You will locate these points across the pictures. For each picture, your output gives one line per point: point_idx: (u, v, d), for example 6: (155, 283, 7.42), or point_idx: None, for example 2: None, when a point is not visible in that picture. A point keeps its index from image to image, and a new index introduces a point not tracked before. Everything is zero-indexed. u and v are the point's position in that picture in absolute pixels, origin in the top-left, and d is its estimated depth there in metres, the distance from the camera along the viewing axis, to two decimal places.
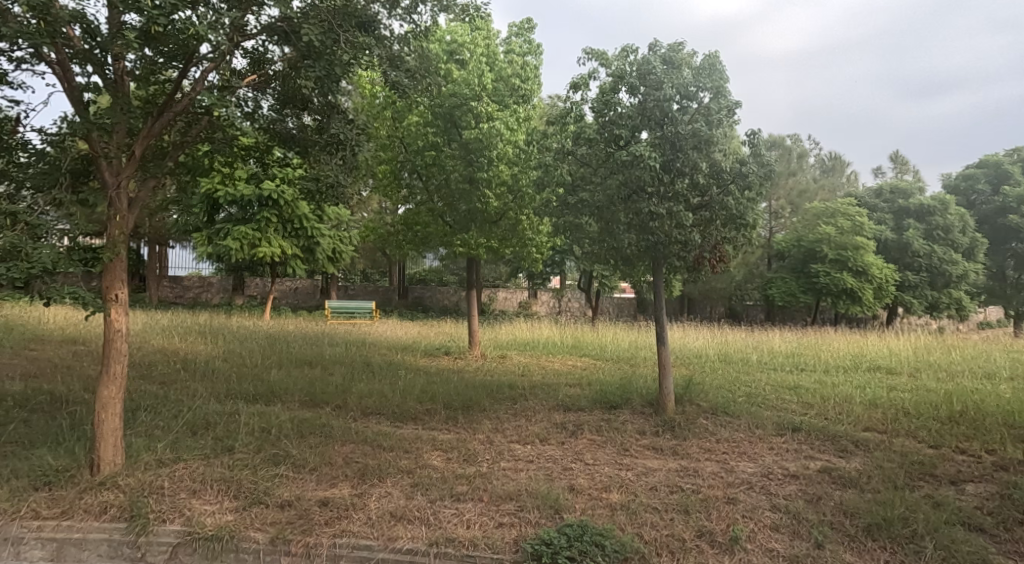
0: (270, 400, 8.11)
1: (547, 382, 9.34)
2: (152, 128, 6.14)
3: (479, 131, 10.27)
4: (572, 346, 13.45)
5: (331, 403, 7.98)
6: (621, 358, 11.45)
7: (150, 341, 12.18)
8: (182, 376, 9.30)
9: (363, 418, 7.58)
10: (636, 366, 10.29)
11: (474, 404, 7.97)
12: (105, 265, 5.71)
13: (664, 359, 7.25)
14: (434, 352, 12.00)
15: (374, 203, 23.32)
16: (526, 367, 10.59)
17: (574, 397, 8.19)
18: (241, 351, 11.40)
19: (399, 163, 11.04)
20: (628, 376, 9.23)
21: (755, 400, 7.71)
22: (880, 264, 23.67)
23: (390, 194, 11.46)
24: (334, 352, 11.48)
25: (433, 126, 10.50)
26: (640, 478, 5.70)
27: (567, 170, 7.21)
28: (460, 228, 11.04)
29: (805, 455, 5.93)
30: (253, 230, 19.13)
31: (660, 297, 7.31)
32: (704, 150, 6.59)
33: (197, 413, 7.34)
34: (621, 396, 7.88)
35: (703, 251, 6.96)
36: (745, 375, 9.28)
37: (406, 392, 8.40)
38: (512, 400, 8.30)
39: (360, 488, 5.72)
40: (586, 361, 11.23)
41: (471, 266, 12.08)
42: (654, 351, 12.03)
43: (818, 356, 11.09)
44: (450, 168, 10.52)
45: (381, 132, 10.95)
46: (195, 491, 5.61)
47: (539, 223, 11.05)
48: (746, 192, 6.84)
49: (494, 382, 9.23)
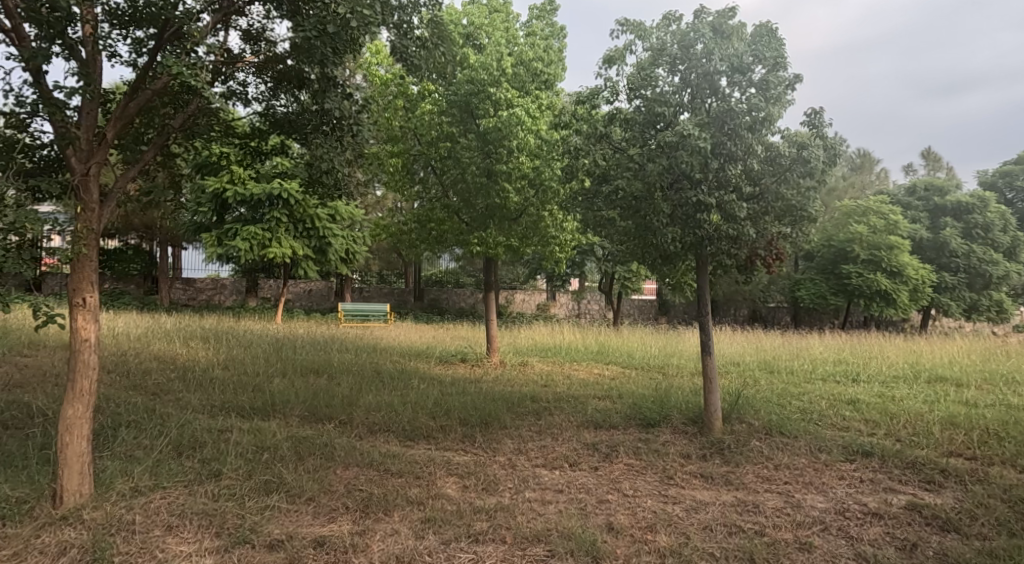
0: (267, 414, 7.35)
1: (573, 394, 8.48)
2: (126, 107, 5.38)
3: (498, 119, 9.40)
4: (597, 352, 12.57)
5: (335, 418, 7.20)
6: (653, 366, 10.57)
7: (150, 346, 11.49)
8: (176, 387, 8.57)
9: (369, 436, 6.80)
10: (672, 377, 9.40)
11: (493, 420, 7.14)
12: (71, 266, 4.97)
13: (710, 371, 6.37)
14: (449, 359, 11.20)
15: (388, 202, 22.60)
16: (549, 376, 9.77)
17: (605, 413, 7.35)
18: (243, 358, 10.66)
19: (412, 156, 10.28)
20: (663, 388, 8.37)
21: (812, 417, 6.80)
22: (916, 265, 22.59)
23: (401, 189, 10.67)
24: (343, 359, 10.74)
25: (448, 115, 9.83)
26: (690, 515, 4.83)
27: (600, 155, 6.36)
28: (477, 226, 10.24)
29: (885, 488, 5.03)
30: (263, 230, 18.51)
31: (706, 300, 6.44)
32: (759, 131, 5.74)
33: (184, 431, 6.59)
34: (658, 412, 7.02)
35: (757, 248, 6.07)
36: (795, 388, 8.35)
37: (417, 406, 7.60)
38: (536, 415, 7.46)
39: (362, 525, 4.91)
40: (613, 370, 10.40)
41: (489, 266, 11.24)
42: (686, 359, 11.17)
43: (867, 364, 10.17)
44: (466, 160, 9.72)
45: (392, 123, 10.25)
46: (171, 526, 4.84)
47: (563, 218, 10.20)
48: (805, 180, 5.97)
49: (515, 393, 8.39)
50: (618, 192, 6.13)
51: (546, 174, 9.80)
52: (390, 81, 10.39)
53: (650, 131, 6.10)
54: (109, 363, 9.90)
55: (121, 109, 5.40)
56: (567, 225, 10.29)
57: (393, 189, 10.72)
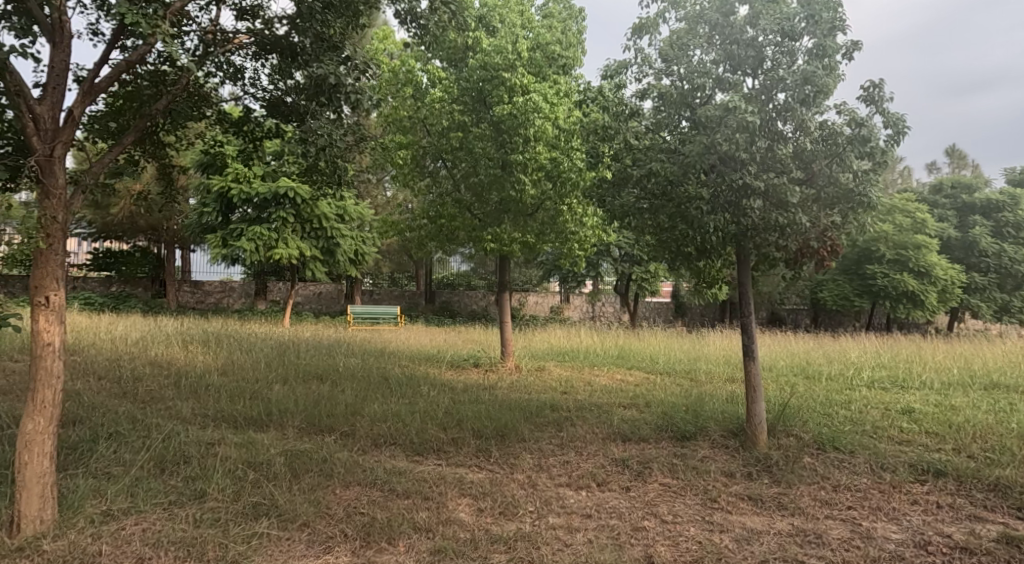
0: (263, 426, 6.73)
1: (596, 403, 7.81)
2: (94, 81, 4.75)
3: (514, 105, 8.77)
4: (618, 356, 11.89)
5: (337, 430, 6.57)
6: (680, 372, 9.87)
7: (147, 351, 10.91)
8: (169, 394, 7.98)
9: (373, 450, 6.18)
10: (702, 384, 8.70)
11: (510, 432, 6.48)
12: (31, 260, 4.36)
13: (753, 378, 5.67)
14: (461, 364, 10.56)
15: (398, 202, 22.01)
16: (568, 383, 9.10)
17: (633, 424, 6.66)
18: (244, 363, 10.06)
19: (421, 148, 9.64)
20: (694, 397, 7.68)
21: (867, 428, 6.10)
22: (945, 264, 21.73)
23: (410, 183, 9.99)
24: (349, 364, 10.12)
25: (460, 103, 9.21)
26: (742, 548, 4.15)
27: (630, 136, 5.71)
28: (491, 222, 9.61)
29: (969, 516, 4.34)
30: (269, 230, 17.98)
31: (748, 299, 5.76)
32: (813, 105, 5.08)
33: (169, 443, 5.97)
34: (693, 424, 6.33)
35: (809, 239, 5.34)
36: (841, 395, 7.62)
37: (426, 415, 6.95)
38: (556, 426, 6.79)
39: (362, 557, 4.28)
40: (637, 375, 9.72)
41: (502, 265, 10.58)
42: (713, 364, 10.47)
43: (912, 368, 9.42)
44: (478, 151, 9.09)
45: (401, 113, 9.64)
46: (142, 558, 4.23)
47: (583, 212, 9.53)
48: (863, 161, 5.28)
49: (532, 401, 7.73)
50: (650, 178, 5.48)
51: (564, 165, 9.15)
52: (398, 67, 9.77)
53: (687, 108, 5.45)
54: (101, 369, 9.34)
55: (89, 83, 4.78)
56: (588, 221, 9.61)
57: (402, 183, 10.08)
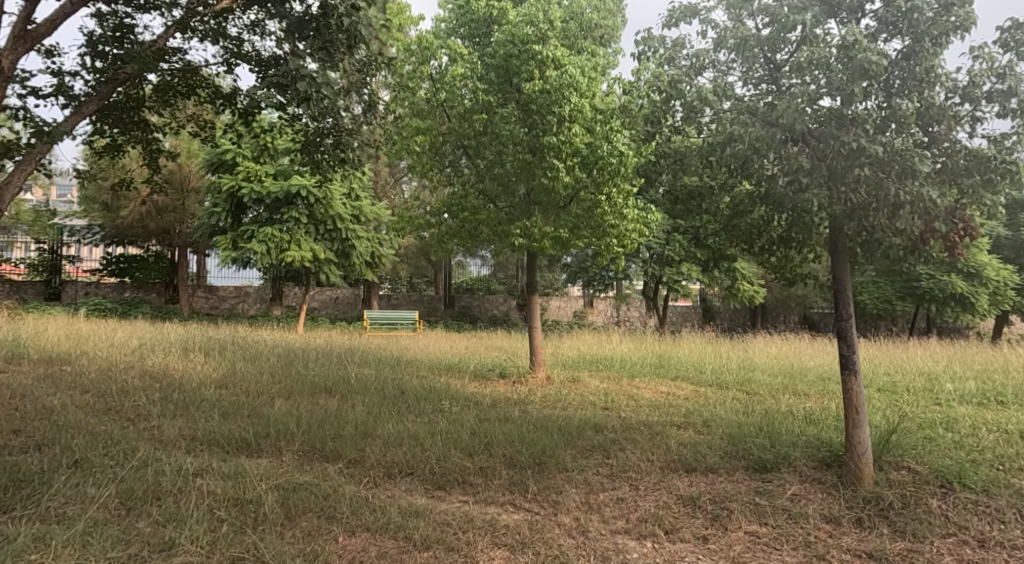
0: (257, 452, 5.73)
1: (646, 422, 6.72)
2: None
3: (546, 81, 7.78)
4: (657, 365, 10.75)
5: (343, 457, 5.56)
6: (732, 384, 8.74)
7: (143, 360, 9.96)
8: (157, 410, 7.02)
9: (385, 482, 5.16)
10: (764, 399, 7.55)
11: (548, 460, 5.42)
12: None
13: (856, 399, 4.55)
14: (485, 374, 9.50)
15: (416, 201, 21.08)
16: (608, 397, 8.04)
17: (697, 451, 5.56)
18: (247, 374, 9.11)
19: (439, 134, 8.63)
20: (761, 416, 6.55)
21: (991, 459, 4.97)
22: (996, 265, 20.26)
23: (428, 174, 8.96)
24: (361, 374, 9.12)
25: (484, 81, 8.26)
26: None
27: (704, 96, 4.73)
28: (520, 216, 8.60)
29: None
30: (281, 231, 17.17)
31: (846, 299, 4.65)
32: (945, 44, 4.06)
33: (143, 475, 4.95)
34: (774, 451, 5.22)
35: (935, 220, 4.24)
36: (937, 413, 6.45)
37: (448, 438, 5.91)
38: (602, 452, 5.73)
39: None
40: (685, 388, 8.62)
41: (531, 264, 9.53)
42: (769, 374, 9.31)
43: (1002, 379, 8.19)
44: (505, 134, 8.08)
45: (418, 96, 8.68)
46: None
47: (623, 203, 8.45)
48: (1007, 118, 4.22)
49: (570, 420, 6.66)
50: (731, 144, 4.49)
51: (603, 149, 8.12)
52: (414, 44, 8.71)
53: (773, 61, 4.52)
54: (88, 381, 8.40)
55: None
56: (629, 213, 8.56)
57: (419, 174, 9.08)
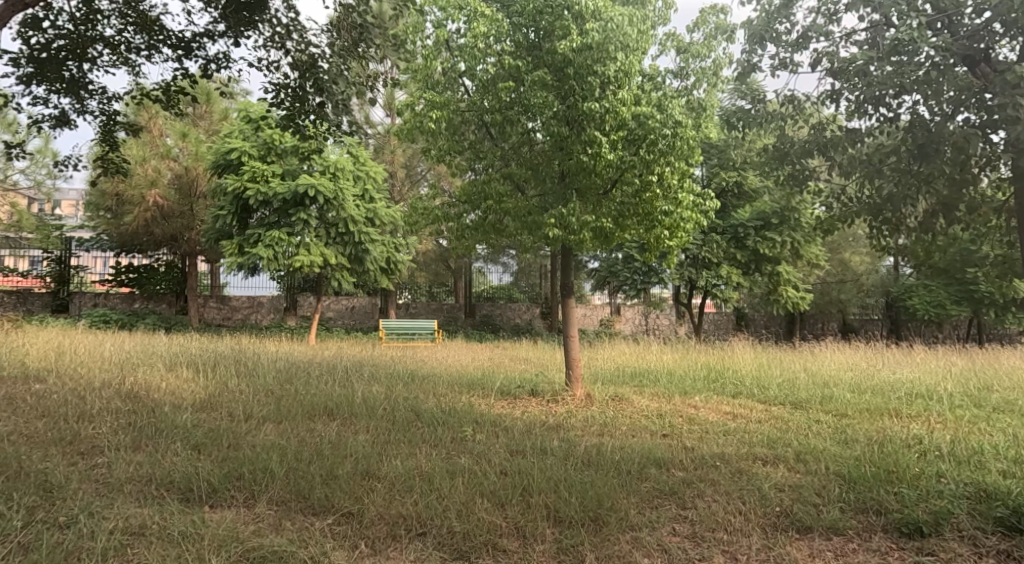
0: (220, 502, 4.40)
1: (723, 455, 5.31)
2: None
3: (585, 37, 6.53)
4: (711, 380, 9.24)
5: (334, 510, 4.21)
6: (811, 404, 7.24)
7: (124, 376, 8.69)
8: (122, 437, 5.82)
9: (386, 549, 3.80)
10: (863, 425, 6.06)
11: (607, 514, 4.02)
12: None
13: None
14: (514, 392, 8.12)
15: (420, 178, 19.11)
16: (664, 421, 6.60)
17: (806, 498, 4.16)
18: (239, 392, 7.87)
19: (456, 110, 7.32)
20: (874, 448, 5.09)
21: None
22: None
23: (445, 159, 7.65)
24: (370, 393, 7.81)
25: (511, 43, 6.99)
26: None
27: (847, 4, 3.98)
28: (554, 204, 7.28)
29: None
30: (288, 235, 15.92)
31: None
32: None
33: (61, 540, 3.67)
34: (926, 504, 3.82)
35: None
36: None
37: (471, 482, 4.52)
38: (675, 501, 4.34)
39: None
40: (754, 409, 7.17)
41: (567, 262, 8.15)
42: (852, 392, 7.75)
43: None
44: (537, 106, 6.75)
45: (432, 65, 7.36)
46: None
47: (680, 186, 7.07)
48: None
49: (626, 451, 5.26)
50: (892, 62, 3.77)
51: (654, 121, 6.74)
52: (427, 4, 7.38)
53: None
54: (53, 402, 7.13)
55: None
56: (685, 198, 7.15)
57: (435, 160, 7.80)
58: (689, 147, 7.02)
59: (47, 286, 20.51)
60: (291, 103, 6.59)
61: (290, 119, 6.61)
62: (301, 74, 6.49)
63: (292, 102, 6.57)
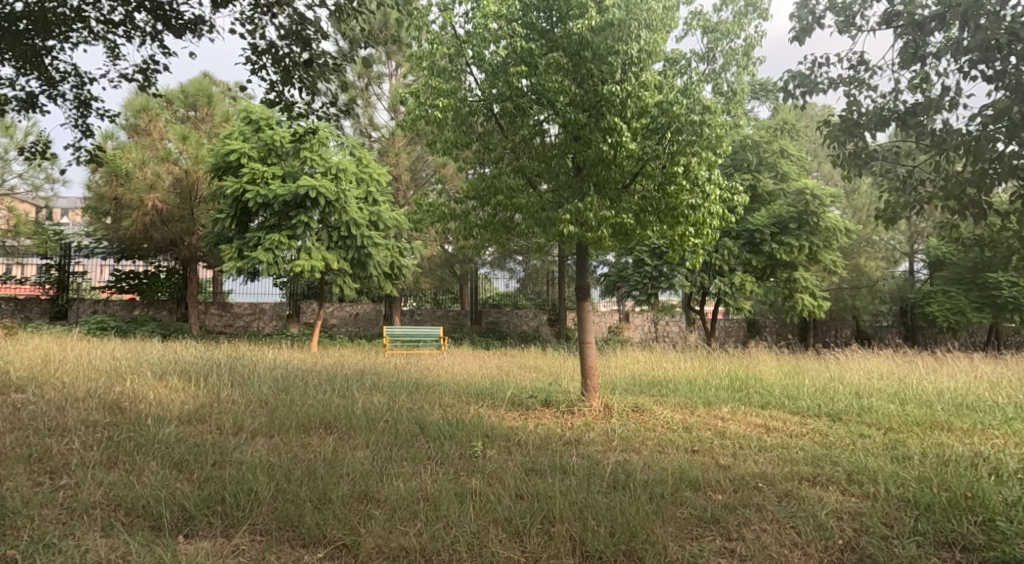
0: (192, 533, 3.82)
1: (763, 474, 4.74)
2: None
3: (606, 16, 6.01)
4: (734, 390, 8.62)
5: (327, 539, 3.66)
6: (848, 416, 6.64)
7: (108, 386, 8.13)
8: (96, 453, 5.27)
9: None
10: (913, 441, 5.46)
11: (643, 548, 3.47)
12: None
13: None
14: (525, 402, 7.55)
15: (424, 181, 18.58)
16: (692, 436, 6.01)
17: (875, 531, 3.59)
18: (231, 403, 7.30)
19: (463, 97, 6.76)
20: (939, 469, 4.49)
21: None
22: None
23: (452, 152, 7.10)
24: (372, 403, 7.23)
25: (524, 24, 6.45)
26: None
27: None
28: (569, 199, 6.70)
29: None
30: (289, 238, 15.42)
31: None
32: None
33: None
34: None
35: None
36: None
37: (482, 507, 3.96)
38: (718, 529, 3.78)
39: None
40: (786, 422, 6.57)
41: (582, 263, 7.59)
42: (890, 404, 7.12)
43: None
44: (552, 91, 6.22)
45: (441, 50, 6.83)
46: None
47: (706, 179, 6.52)
48: None
49: (656, 470, 4.69)
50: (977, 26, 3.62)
51: (679, 107, 6.21)
52: None
53: None
54: (28, 415, 6.57)
55: None
56: (712, 192, 6.59)
57: (441, 153, 7.25)
58: (718, 136, 6.46)
59: (47, 290, 19.82)
60: (280, 76, 6.05)
61: (278, 92, 6.09)
62: (290, 43, 5.92)
63: (281, 73, 6.04)
